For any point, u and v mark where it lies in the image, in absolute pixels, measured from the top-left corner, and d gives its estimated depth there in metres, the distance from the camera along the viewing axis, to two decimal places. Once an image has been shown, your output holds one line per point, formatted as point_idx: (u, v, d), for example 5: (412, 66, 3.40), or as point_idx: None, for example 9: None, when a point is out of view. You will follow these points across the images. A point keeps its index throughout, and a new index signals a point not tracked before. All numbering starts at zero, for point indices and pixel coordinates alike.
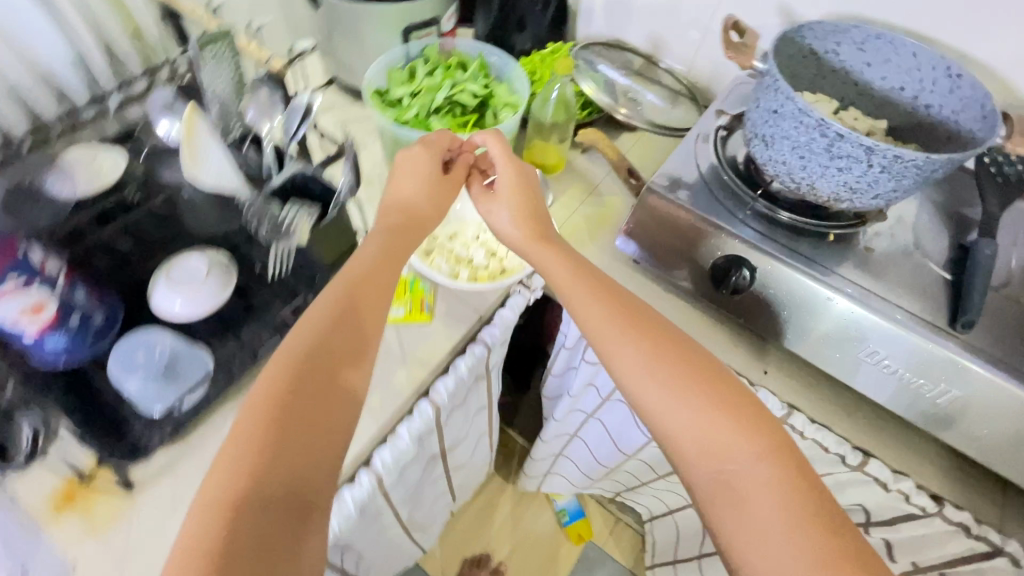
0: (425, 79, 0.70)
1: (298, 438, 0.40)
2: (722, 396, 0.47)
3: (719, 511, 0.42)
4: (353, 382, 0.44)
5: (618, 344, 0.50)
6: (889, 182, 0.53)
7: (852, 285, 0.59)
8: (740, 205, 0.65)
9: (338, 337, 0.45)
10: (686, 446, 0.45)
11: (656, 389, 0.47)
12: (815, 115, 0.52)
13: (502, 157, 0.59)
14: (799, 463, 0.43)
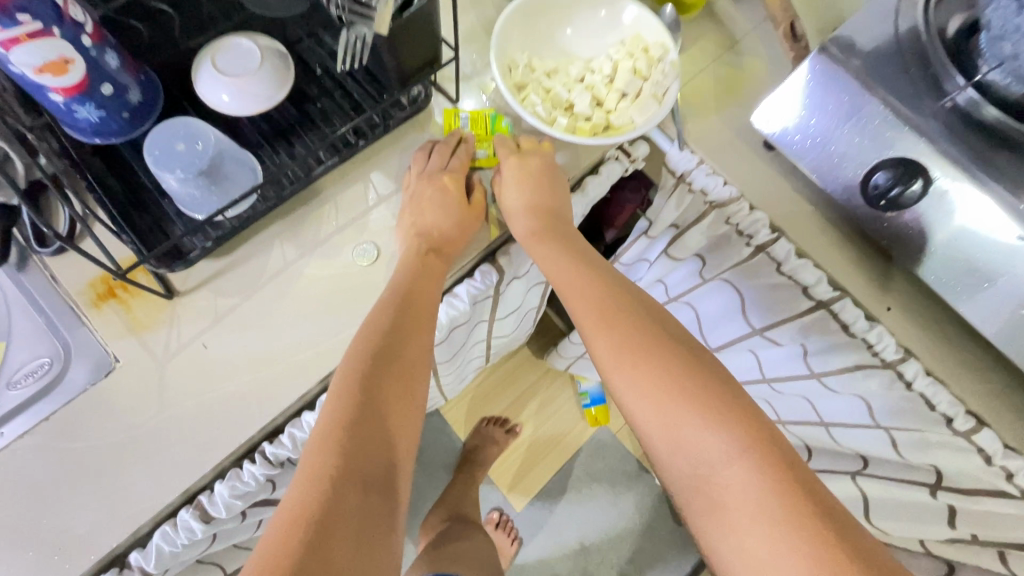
0: None
1: (379, 426, 0.37)
2: (709, 397, 0.40)
3: (705, 524, 0.38)
4: (423, 364, 0.42)
5: (592, 332, 0.46)
6: None
7: None
8: (934, 93, 0.49)
9: (403, 325, 0.42)
10: (657, 443, 0.41)
11: (626, 381, 0.43)
12: None
13: (515, 176, 0.50)
14: (781, 457, 0.37)
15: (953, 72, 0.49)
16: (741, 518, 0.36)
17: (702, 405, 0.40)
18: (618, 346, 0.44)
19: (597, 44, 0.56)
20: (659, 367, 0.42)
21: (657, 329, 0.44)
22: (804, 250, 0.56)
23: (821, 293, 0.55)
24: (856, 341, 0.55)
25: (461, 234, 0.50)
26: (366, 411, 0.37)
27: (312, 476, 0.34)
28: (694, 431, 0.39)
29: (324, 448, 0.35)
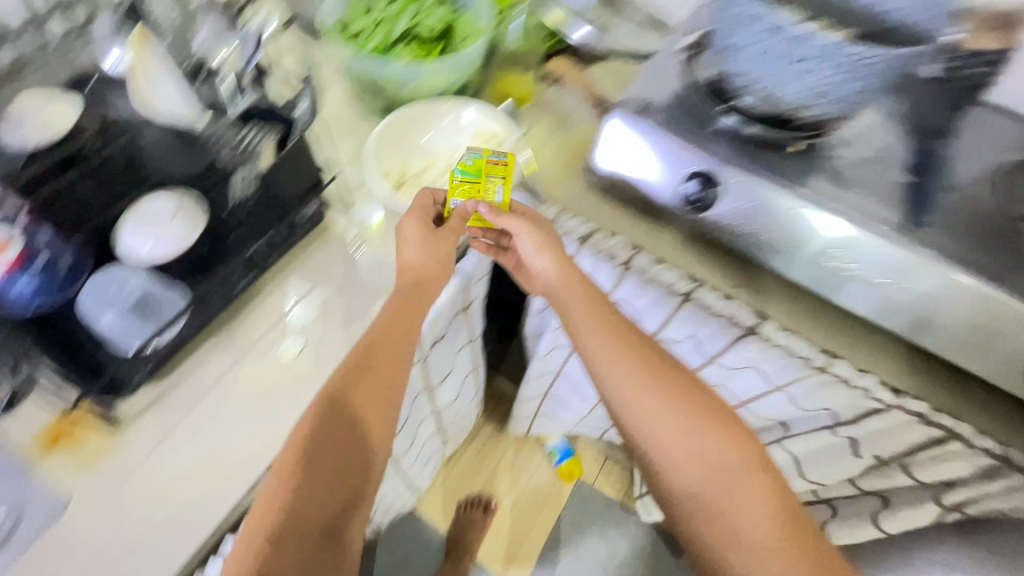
0: (382, 9, 0.69)
1: (326, 481, 0.48)
2: (721, 431, 0.53)
3: (679, 489, 0.53)
4: (376, 419, 0.52)
5: (588, 339, 0.57)
6: (849, 84, 0.59)
7: (811, 193, 0.60)
8: (706, 123, 0.65)
9: (373, 385, 0.52)
10: (659, 427, 0.54)
11: (627, 375, 0.55)
12: (768, 17, 0.60)
13: (524, 225, 0.59)
14: (759, 453, 0.53)
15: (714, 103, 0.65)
16: (742, 522, 0.49)
17: (716, 432, 0.53)
18: (622, 353, 0.55)
19: (453, 141, 0.69)
20: (670, 409, 0.54)
21: (680, 373, 0.56)
22: (659, 258, 0.68)
23: (680, 288, 0.66)
24: (721, 319, 0.66)
25: (437, 269, 0.58)
26: (309, 469, 0.48)
27: (261, 520, 0.46)
28: (711, 458, 0.52)
29: (276, 493, 0.47)
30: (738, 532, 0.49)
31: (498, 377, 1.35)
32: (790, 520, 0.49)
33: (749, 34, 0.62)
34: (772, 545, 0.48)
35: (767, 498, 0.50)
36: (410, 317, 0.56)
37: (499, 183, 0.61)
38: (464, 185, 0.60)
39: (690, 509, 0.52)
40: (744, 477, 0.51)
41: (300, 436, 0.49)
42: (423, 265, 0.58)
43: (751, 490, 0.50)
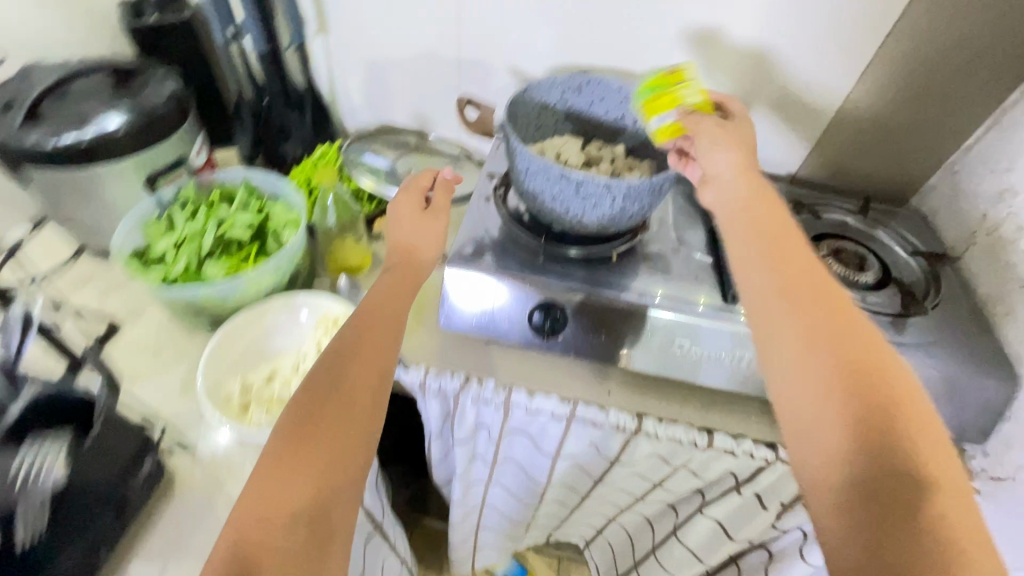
0: (186, 225, 0.67)
1: (311, 453, 0.46)
2: (827, 298, 0.48)
3: (805, 451, 0.44)
4: (346, 438, 0.48)
5: (754, 268, 0.51)
6: (634, 205, 0.62)
7: (642, 293, 0.67)
8: (533, 255, 0.70)
9: (342, 411, 0.49)
10: (780, 353, 0.47)
11: (788, 321, 0.47)
12: (555, 168, 0.59)
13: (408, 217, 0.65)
14: (889, 382, 0.44)
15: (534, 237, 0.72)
16: (806, 381, 0.45)
17: (853, 385, 0.43)
18: (772, 283, 0.49)
19: (295, 338, 0.67)
20: (796, 259, 0.51)
21: (816, 287, 0.48)
22: (533, 389, 0.69)
23: (562, 411, 0.68)
24: (610, 427, 0.68)
25: (426, 241, 0.65)
26: (297, 450, 0.46)
27: (260, 478, 0.45)
28: (820, 324, 0.47)
29: (273, 455, 0.46)
30: (826, 402, 0.44)
31: (427, 520, 1.26)
32: (897, 401, 0.42)
33: (542, 180, 0.62)
34: (864, 408, 0.42)
35: (870, 375, 0.44)
36: (399, 296, 0.60)
37: (694, 89, 0.62)
38: (658, 99, 0.62)
39: (818, 459, 0.43)
40: (865, 411, 0.42)
41: (275, 433, 0.47)
42: (415, 246, 0.64)
43: (867, 357, 0.45)
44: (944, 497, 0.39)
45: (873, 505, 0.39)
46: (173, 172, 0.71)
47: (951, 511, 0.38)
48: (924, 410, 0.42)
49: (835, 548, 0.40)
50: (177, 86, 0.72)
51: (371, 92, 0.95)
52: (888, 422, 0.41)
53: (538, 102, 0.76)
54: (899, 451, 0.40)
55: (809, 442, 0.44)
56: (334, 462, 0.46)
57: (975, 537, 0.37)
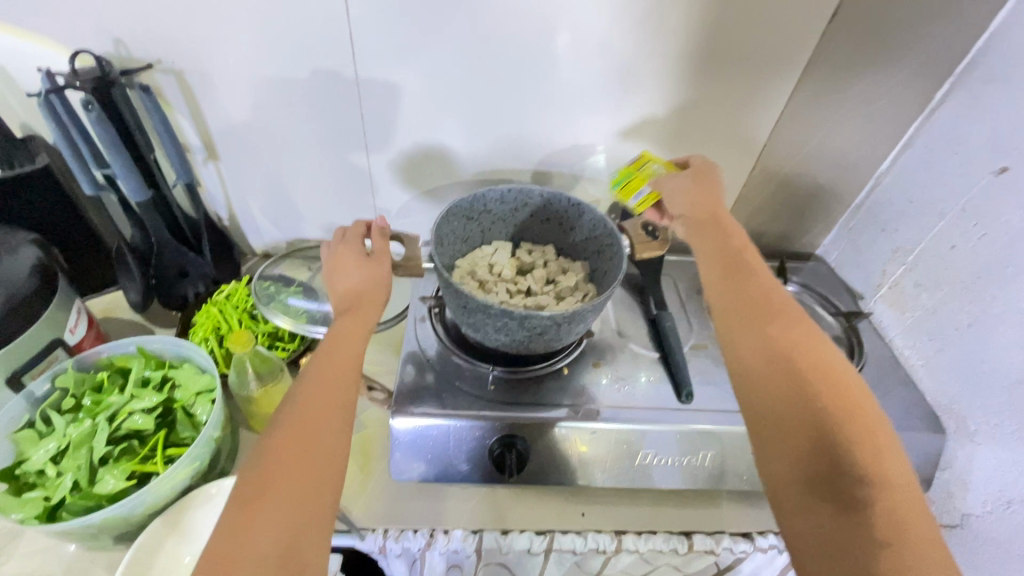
0: (70, 426, 0.56)
1: (280, 504, 0.42)
2: (772, 315, 0.55)
3: (768, 446, 0.47)
4: (314, 487, 0.44)
5: (713, 284, 0.60)
6: (581, 325, 0.62)
7: (599, 408, 0.66)
8: (482, 381, 0.68)
9: (309, 454, 0.45)
10: (746, 364, 0.52)
11: (743, 335, 0.54)
12: (497, 307, 0.58)
13: (340, 268, 0.62)
14: (840, 382, 0.48)
15: (480, 363, 0.70)
16: (766, 385, 0.50)
17: (811, 382, 0.48)
18: (727, 301, 0.58)
19: None
20: (729, 283, 0.59)
21: (766, 299, 0.56)
22: (504, 528, 0.64)
23: (539, 547, 0.63)
24: (590, 552, 0.64)
25: (376, 284, 0.61)
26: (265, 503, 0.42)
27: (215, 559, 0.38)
28: (769, 330, 0.53)
29: (242, 515, 0.41)
30: (785, 403, 0.48)
31: None
32: (844, 388, 0.48)
33: (484, 315, 0.60)
34: (816, 393, 0.47)
35: (803, 362, 0.50)
36: (356, 336, 0.56)
37: (655, 165, 0.74)
38: (630, 182, 0.72)
39: (778, 454, 0.46)
40: (820, 397, 0.47)
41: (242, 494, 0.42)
42: (358, 288, 0.60)
43: (812, 360, 0.50)
44: (898, 466, 0.43)
45: (838, 487, 0.43)
46: (46, 361, 0.61)
47: (904, 478, 0.43)
48: (872, 410, 0.47)
49: (810, 538, 0.42)
50: (38, 252, 0.61)
51: (277, 212, 0.88)
52: (833, 414, 0.46)
53: (462, 219, 0.73)
54: (851, 435, 0.45)
55: (786, 441, 0.46)
56: (293, 533, 0.41)
57: (911, 492, 0.42)
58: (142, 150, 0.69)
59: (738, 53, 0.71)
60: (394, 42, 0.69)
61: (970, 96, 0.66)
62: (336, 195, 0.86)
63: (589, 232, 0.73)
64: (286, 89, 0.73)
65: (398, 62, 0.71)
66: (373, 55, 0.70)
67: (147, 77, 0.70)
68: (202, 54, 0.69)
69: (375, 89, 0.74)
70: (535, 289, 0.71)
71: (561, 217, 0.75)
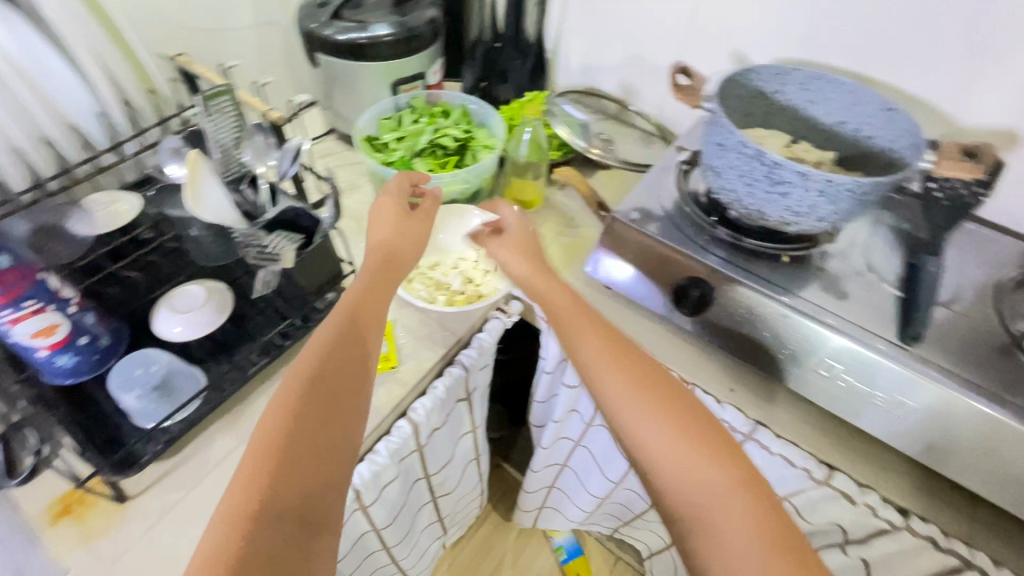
0: (411, 126, 0.80)
1: (303, 434, 0.44)
2: (687, 415, 0.51)
3: (697, 548, 0.46)
4: (341, 431, 0.46)
5: (607, 375, 0.54)
6: (827, 206, 0.59)
7: (803, 303, 0.63)
8: (699, 232, 0.70)
9: (322, 393, 0.47)
10: (661, 463, 0.49)
11: (653, 422, 0.50)
12: (753, 146, 0.59)
13: (390, 213, 0.63)
14: (765, 495, 0.46)
15: (705, 217, 0.71)
16: (714, 481, 0.47)
17: (738, 498, 0.46)
18: (627, 381, 0.53)
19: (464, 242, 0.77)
20: (612, 361, 0.54)
21: (668, 387, 0.53)
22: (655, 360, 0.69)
23: None
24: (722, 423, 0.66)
25: (409, 241, 0.62)
26: (290, 438, 0.44)
27: (255, 454, 0.43)
28: (670, 412, 0.51)
29: (261, 450, 0.43)
30: (714, 503, 0.46)
31: (503, 464, 1.34)
32: (721, 450, 0.48)
33: (734, 155, 0.61)
34: (762, 515, 0.45)
35: (705, 478, 0.47)
36: (382, 292, 0.57)
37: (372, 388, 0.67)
38: None
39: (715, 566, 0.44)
40: (746, 510, 0.45)
41: (276, 421, 0.44)
42: (395, 240, 0.61)
43: (714, 468, 0.47)
44: (760, 532, 0.44)
45: None
46: (412, 84, 0.86)
47: (763, 543, 0.43)
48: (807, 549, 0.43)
49: None
50: (435, 12, 0.84)
51: (589, 55, 1.00)
52: (787, 542, 0.43)
53: (754, 88, 0.73)
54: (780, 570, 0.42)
55: (675, 470, 0.48)
56: (326, 448, 0.45)
57: None
58: None
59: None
60: None
61: None
62: (643, 52, 0.93)
63: (885, 145, 0.67)
64: None
65: None
66: None
67: None
68: None
69: None
70: None
71: (860, 121, 0.69)
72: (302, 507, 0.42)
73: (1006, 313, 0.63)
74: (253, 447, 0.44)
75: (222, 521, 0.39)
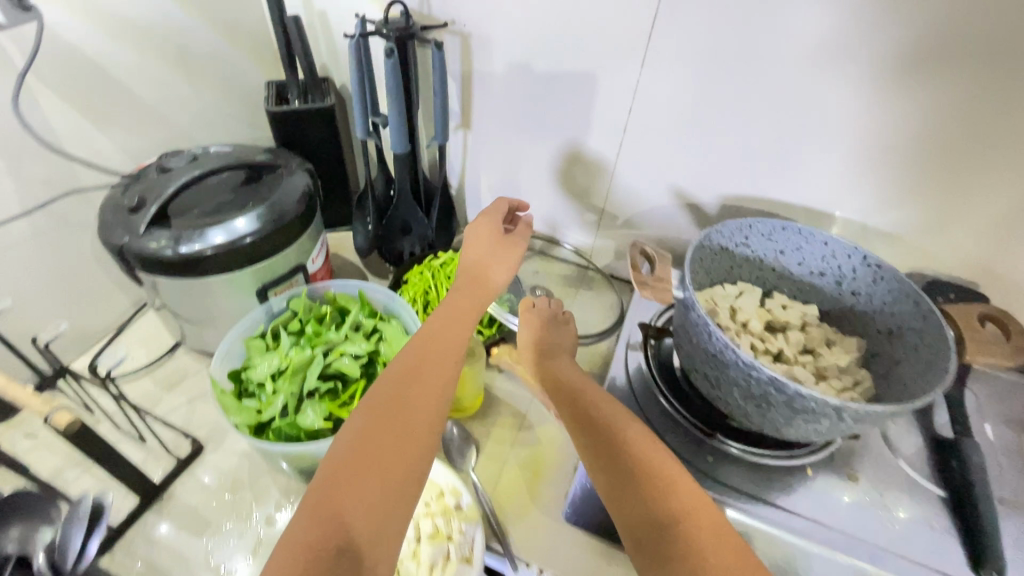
0: (292, 350, 0.58)
1: (369, 484, 0.35)
2: (657, 448, 0.43)
3: (624, 500, 0.40)
4: (390, 504, 0.35)
5: (578, 407, 0.49)
6: (865, 426, 0.46)
7: (846, 540, 0.50)
8: (696, 448, 0.56)
9: (389, 444, 0.38)
10: (607, 477, 0.42)
11: (608, 448, 0.43)
12: (766, 373, 0.44)
13: (478, 238, 0.60)
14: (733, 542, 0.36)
15: (697, 422, 0.57)
16: (656, 502, 0.39)
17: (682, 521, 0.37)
18: (595, 416, 0.47)
19: None
20: (585, 407, 0.48)
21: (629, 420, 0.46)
22: None
23: None
24: None
25: (507, 268, 0.58)
26: (351, 485, 0.35)
27: (328, 485, 0.35)
28: (625, 440, 0.44)
29: (330, 490, 0.35)
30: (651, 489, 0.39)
31: None
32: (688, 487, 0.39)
33: (737, 375, 0.47)
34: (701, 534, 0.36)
35: (643, 472, 0.41)
36: (466, 323, 0.50)
37: None
38: None
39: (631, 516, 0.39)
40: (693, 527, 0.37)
41: (345, 451, 0.37)
42: (486, 263, 0.57)
43: (663, 500, 0.39)
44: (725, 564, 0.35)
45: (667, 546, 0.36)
46: (289, 280, 0.64)
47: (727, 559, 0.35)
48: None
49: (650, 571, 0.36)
50: (307, 182, 0.64)
51: (502, 191, 0.85)
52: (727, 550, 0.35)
53: (716, 246, 0.61)
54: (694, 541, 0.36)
55: (632, 497, 0.39)
56: (383, 508, 0.35)
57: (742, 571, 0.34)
58: (414, 107, 0.70)
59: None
60: (701, 28, 0.57)
61: None
62: (565, 186, 0.80)
63: (878, 304, 0.57)
64: (558, 67, 0.67)
65: (696, 56, 0.59)
66: (662, 49, 0.60)
67: (438, 36, 0.70)
68: (488, 18, 0.66)
69: (654, 83, 0.63)
70: (788, 354, 0.57)
71: (843, 274, 0.59)
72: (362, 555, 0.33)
73: None
74: (291, 541, 0.33)
75: None
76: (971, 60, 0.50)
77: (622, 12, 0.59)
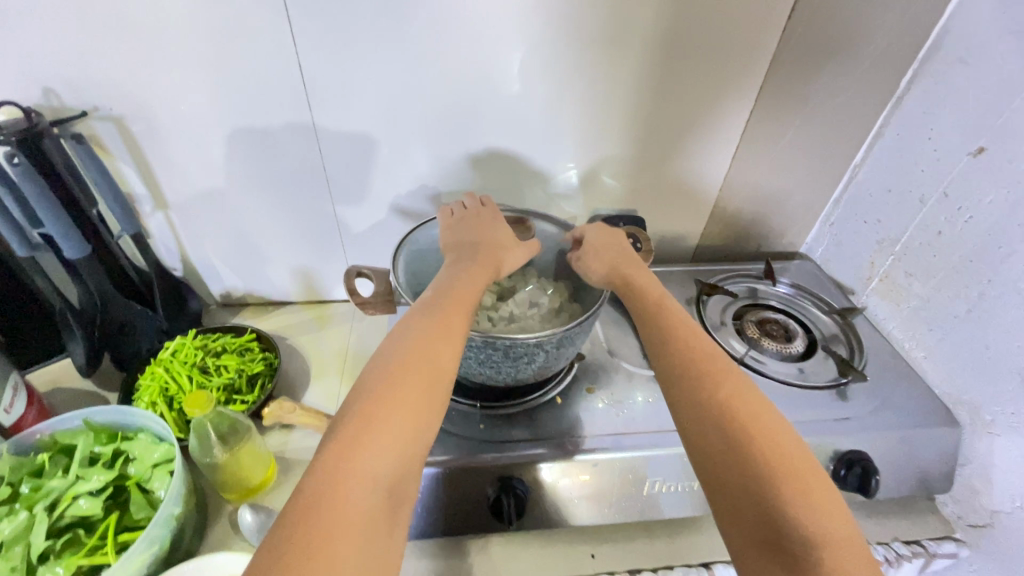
0: (4, 522, 0.49)
1: (393, 425, 0.39)
2: (744, 383, 0.47)
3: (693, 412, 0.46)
4: (407, 450, 0.39)
5: (665, 334, 0.53)
6: (568, 347, 0.58)
7: (599, 439, 0.61)
8: (471, 422, 0.63)
9: (412, 398, 0.41)
10: (685, 393, 0.47)
11: (687, 373, 0.48)
12: (478, 338, 0.53)
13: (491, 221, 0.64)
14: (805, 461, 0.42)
15: (464, 399, 0.65)
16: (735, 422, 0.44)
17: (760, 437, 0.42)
18: (677, 351, 0.50)
19: None
20: (668, 342, 0.52)
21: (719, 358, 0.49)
22: None
23: None
24: None
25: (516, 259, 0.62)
26: (375, 424, 0.39)
27: (348, 436, 0.38)
28: (711, 373, 0.48)
29: (356, 426, 0.38)
30: (712, 411, 0.45)
31: None
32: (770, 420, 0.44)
33: (465, 347, 0.55)
34: (767, 452, 0.41)
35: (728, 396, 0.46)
36: (468, 292, 0.52)
37: None
38: None
39: (706, 423, 0.45)
40: (772, 446, 0.42)
41: (366, 400, 0.40)
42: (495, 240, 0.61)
43: (750, 422, 0.43)
44: (791, 470, 0.41)
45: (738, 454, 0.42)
46: None
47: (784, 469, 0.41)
48: (828, 503, 0.39)
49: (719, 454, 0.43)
50: None
51: (236, 260, 0.82)
52: (794, 467, 0.41)
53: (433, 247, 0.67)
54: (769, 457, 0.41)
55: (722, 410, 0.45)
56: (404, 456, 0.38)
57: (814, 485, 0.40)
58: (81, 205, 0.64)
59: (704, 46, 0.67)
60: (345, 65, 0.64)
61: (935, 81, 0.66)
62: (296, 237, 0.80)
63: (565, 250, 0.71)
64: (233, 126, 0.68)
65: (352, 89, 0.66)
66: (325, 89, 0.66)
67: (83, 125, 0.65)
68: (133, 96, 0.63)
69: (330, 120, 0.68)
70: (518, 313, 0.67)
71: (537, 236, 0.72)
72: (388, 490, 0.37)
73: (717, 333, 0.75)
74: (320, 466, 0.36)
75: (298, 519, 0.33)
76: (530, 53, 0.65)
77: (269, 65, 0.63)
